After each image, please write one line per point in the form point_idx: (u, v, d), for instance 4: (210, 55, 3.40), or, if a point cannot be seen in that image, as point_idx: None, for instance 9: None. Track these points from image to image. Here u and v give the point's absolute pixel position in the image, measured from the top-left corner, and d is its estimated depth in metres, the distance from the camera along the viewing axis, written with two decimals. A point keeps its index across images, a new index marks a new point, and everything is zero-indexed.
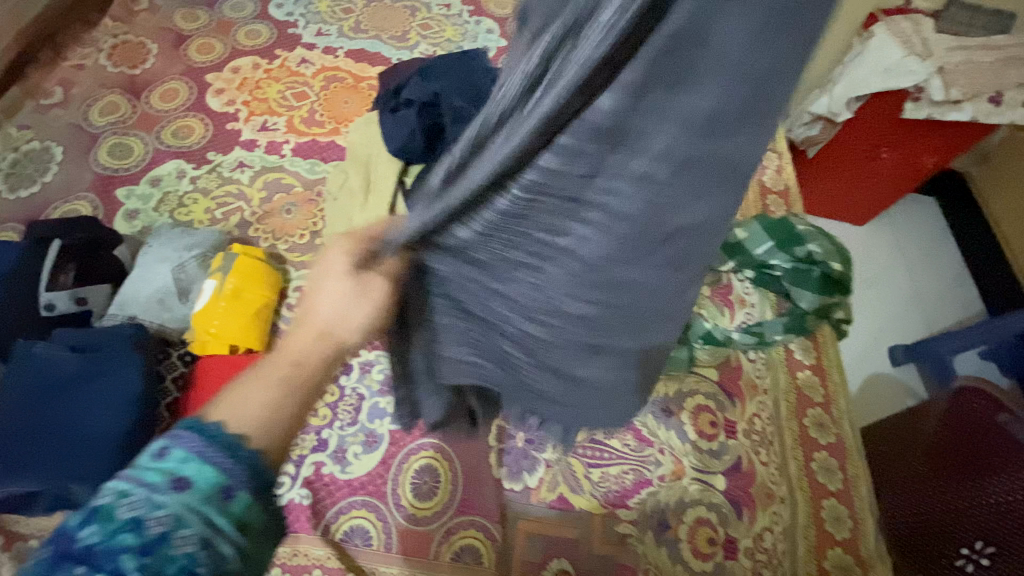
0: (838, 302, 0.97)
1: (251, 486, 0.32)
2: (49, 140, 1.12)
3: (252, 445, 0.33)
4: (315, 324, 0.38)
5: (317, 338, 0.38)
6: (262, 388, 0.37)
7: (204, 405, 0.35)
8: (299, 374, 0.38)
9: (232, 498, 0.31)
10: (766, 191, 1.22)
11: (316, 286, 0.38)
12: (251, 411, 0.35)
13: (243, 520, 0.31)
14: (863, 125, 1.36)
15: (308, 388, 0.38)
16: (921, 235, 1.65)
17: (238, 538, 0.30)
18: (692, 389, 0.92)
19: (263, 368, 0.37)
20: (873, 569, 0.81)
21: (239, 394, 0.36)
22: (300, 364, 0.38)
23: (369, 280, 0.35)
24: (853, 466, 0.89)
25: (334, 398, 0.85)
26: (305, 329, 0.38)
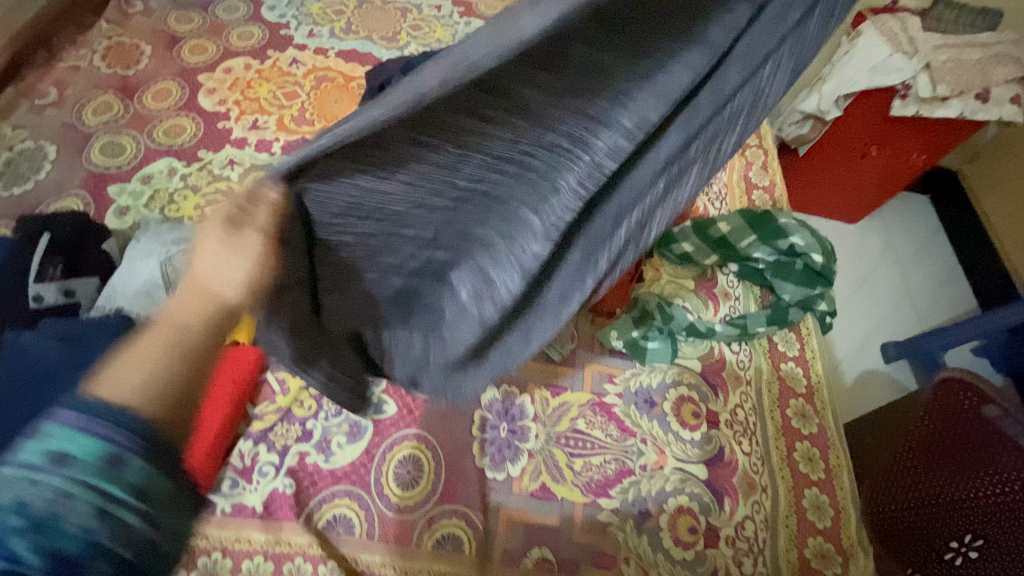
0: (820, 293, 1.00)
1: (144, 453, 0.33)
2: (43, 139, 1.14)
3: (138, 413, 0.33)
4: (195, 285, 0.41)
5: (199, 297, 0.41)
6: (146, 351, 0.37)
7: (88, 378, 0.35)
8: (185, 337, 0.38)
9: (124, 465, 0.32)
10: (751, 186, 1.23)
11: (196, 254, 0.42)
12: (133, 377, 0.35)
13: (139, 488, 0.32)
14: (853, 122, 1.38)
15: (197, 347, 0.39)
16: (912, 232, 1.67)
17: (137, 504, 0.32)
18: (675, 380, 0.92)
19: (147, 335, 0.38)
20: (853, 557, 0.81)
21: (131, 352, 0.37)
22: (183, 329, 0.39)
23: (241, 239, 0.42)
24: (834, 456, 0.90)
25: (319, 389, 0.86)
26: (187, 292, 0.41)
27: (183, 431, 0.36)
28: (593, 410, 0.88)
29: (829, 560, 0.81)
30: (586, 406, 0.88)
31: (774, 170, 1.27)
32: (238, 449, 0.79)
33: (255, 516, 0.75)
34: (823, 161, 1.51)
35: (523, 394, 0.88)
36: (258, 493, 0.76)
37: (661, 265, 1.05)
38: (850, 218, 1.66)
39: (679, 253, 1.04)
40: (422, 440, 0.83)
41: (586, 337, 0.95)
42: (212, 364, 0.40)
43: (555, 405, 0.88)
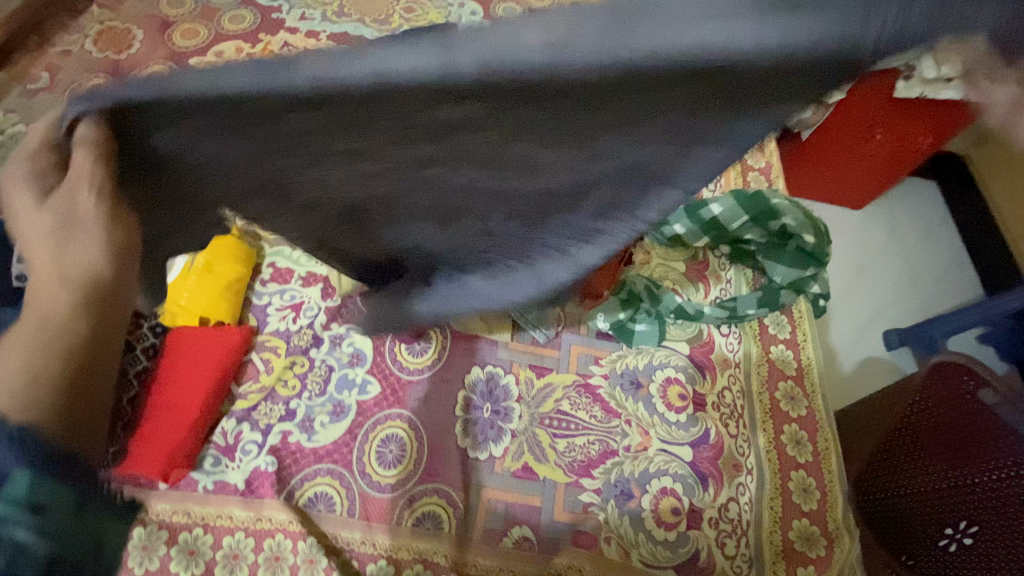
0: (813, 275, 0.98)
1: (29, 464, 0.29)
2: (35, 123, 1.15)
3: (12, 421, 0.30)
4: (37, 262, 0.33)
5: (56, 275, 0.33)
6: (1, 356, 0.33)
7: None
8: (44, 326, 0.33)
9: (6, 481, 0.28)
10: (748, 168, 1.19)
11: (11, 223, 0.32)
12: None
13: (29, 502, 0.29)
14: (859, 103, 1.33)
15: (65, 330, 0.33)
16: (918, 217, 1.63)
17: (31, 524, 0.29)
18: (662, 362, 0.91)
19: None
20: (840, 541, 0.80)
21: None
22: (42, 316, 0.33)
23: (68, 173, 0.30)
24: (825, 440, 0.89)
25: (303, 368, 0.86)
26: (34, 270, 0.33)
27: (82, 426, 0.32)
28: (577, 392, 0.87)
29: (813, 541, 0.81)
30: (571, 387, 0.88)
31: (771, 151, 1.22)
32: (220, 428, 0.80)
33: (237, 493, 0.75)
34: (826, 145, 1.46)
35: (507, 375, 0.88)
36: (241, 470, 0.77)
37: (651, 248, 1.03)
38: (854, 204, 1.61)
39: (670, 235, 1.02)
40: (405, 420, 0.83)
41: (572, 320, 0.93)
42: (101, 343, 0.35)
43: (541, 386, 0.87)
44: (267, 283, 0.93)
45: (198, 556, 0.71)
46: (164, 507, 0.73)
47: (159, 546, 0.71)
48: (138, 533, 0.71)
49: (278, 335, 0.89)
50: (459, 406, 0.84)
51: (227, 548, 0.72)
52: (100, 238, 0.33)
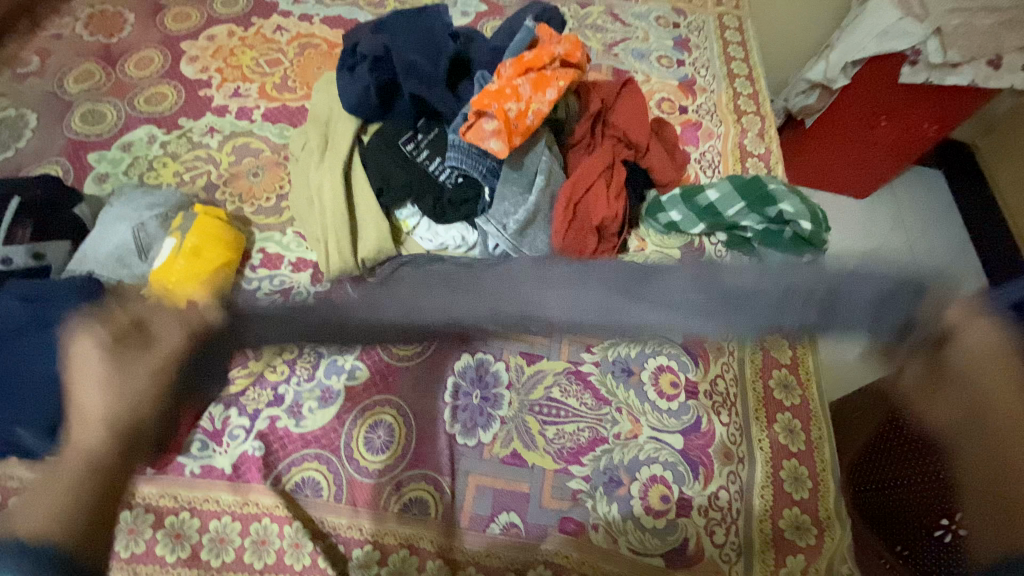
0: (810, 262, 0.96)
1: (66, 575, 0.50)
2: (25, 108, 1.14)
3: (56, 544, 0.50)
4: (93, 415, 0.60)
5: (96, 424, 0.59)
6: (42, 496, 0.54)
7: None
8: (90, 458, 0.58)
9: None
10: (747, 154, 1.16)
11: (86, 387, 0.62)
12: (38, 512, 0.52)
13: None
14: (862, 89, 1.32)
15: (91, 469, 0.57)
16: (922, 209, 1.61)
17: None
18: (655, 351, 0.88)
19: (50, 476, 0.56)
20: (830, 529, 0.79)
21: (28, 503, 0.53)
22: (86, 450, 0.58)
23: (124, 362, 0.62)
24: (816, 428, 0.88)
25: (292, 355, 0.85)
26: (88, 423, 0.59)
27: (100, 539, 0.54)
28: (568, 379, 0.86)
29: (804, 530, 0.80)
30: (562, 374, 0.87)
31: (770, 138, 1.20)
32: (208, 413, 0.79)
33: (224, 477, 0.75)
34: (828, 133, 1.45)
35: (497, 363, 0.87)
36: (228, 455, 0.77)
37: (646, 235, 1.02)
38: (856, 193, 1.59)
39: (665, 222, 1.01)
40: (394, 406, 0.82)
41: None
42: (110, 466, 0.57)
43: (531, 372, 0.87)
44: (257, 269, 0.93)
45: (184, 540, 0.72)
46: (151, 490, 0.74)
47: (146, 529, 0.72)
48: (126, 516, 0.72)
49: None
50: (447, 392, 0.83)
51: (213, 532, 0.72)
52: (150, 376, 0.64)
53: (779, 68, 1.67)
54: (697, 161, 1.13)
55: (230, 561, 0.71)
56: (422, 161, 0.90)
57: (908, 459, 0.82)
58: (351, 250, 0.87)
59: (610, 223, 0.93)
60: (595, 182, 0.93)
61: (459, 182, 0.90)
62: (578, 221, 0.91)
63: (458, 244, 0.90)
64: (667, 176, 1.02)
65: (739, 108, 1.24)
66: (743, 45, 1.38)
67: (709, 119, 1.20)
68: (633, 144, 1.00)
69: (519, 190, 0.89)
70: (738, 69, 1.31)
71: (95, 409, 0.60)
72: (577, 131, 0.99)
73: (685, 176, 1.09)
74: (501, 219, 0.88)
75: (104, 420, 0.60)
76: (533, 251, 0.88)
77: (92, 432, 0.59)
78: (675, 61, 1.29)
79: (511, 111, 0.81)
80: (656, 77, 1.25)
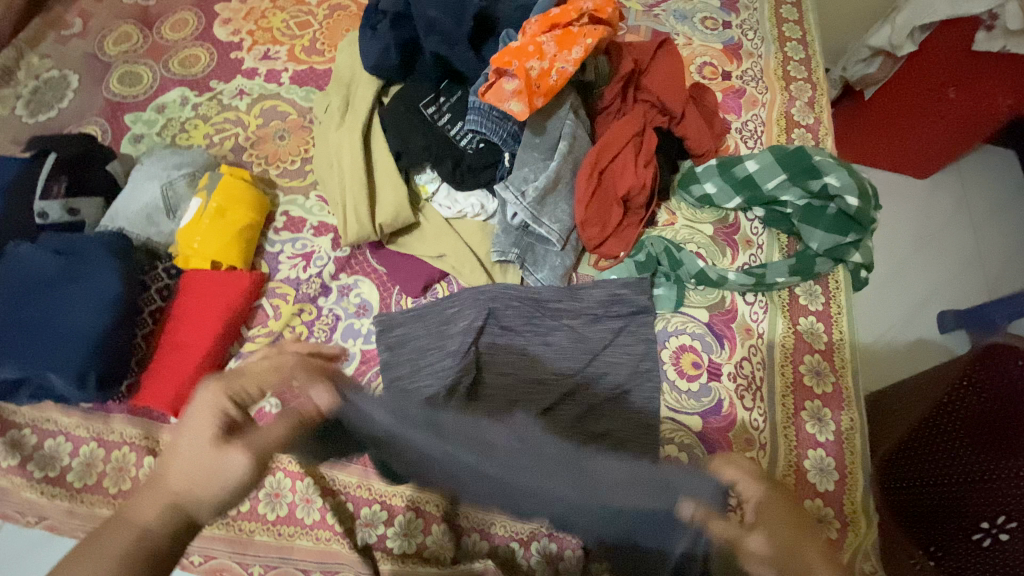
0: (854, 241, 0.89)
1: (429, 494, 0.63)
2: (68, 70, 1.17)
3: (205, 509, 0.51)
4: (248, 444, 0.55)
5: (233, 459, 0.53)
6: (210, 458, 0.53)
7: (177, 480, 0.51)
8: (232, 466, 0.53)
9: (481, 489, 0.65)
10: (793, 124, 1.07)
11: (202, 440, 0.54)
12: (197, 470, 0.52)
13: None
14: (935, 54, 1.19)
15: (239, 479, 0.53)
16: (993, 191, 1.47)
17: None
18: (678, 328, 0.85)
19: (193, 453, 0.52)
20: (854, 525, 0.75)
21: (199, 466, 0.52)
22: (215, 472, 0.52)
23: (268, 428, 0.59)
24: (847, 418, 0.82)
25: (311, 316, 0.87)
26: (212, 454, 0.53)
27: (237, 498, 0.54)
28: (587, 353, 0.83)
29: (825, 523, 0.75)
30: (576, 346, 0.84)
31: (821, 108, 1.10)
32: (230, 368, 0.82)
33: None
34: (887, 107, 1.34)
35: (508, 337, 0.83)
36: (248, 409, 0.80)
37: (677, 209, 0.97)
38: (919, 172, 1.46)
39: (698, 194, 0.94)
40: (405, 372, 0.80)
41: (583, 279, 0.91)
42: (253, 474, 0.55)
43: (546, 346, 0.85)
44: (280, 231, 0.93)
45: None
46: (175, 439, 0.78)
47: None
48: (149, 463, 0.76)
49: (287, 283, 0.89)
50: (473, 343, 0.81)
51: None
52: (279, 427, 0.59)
53: (840, 32, 1.53)
54: (737, 131, 1.05)
55: (245, 511, 0.75)
56: (443, 125, 0.89)
57: (952, 452, 0.78)
58: (367, 214, 0.87)
59: (636, 194, 0.88)
60: (622, 149, 0.88)
61: (480, 147, 0.89)
62: (603, 190, 0.87)
63: (477, 212, 0.91)
64: (702, 145, 0.96)
65: (789, 74, 1.14)
66: (798, 6, 1.26)
67: (754, 86, 1.11)
68: (668, 110, 0.94)
69: (540, 156, 0.86)
70: (790, 32, 1.21)
71: (182, 474, 0.51)
72: (607, 94, 0.94)
73: (723, 146, 1.03)
74: (520, 186, 0.85)
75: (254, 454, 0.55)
76: (553, 221, 0.86)
77: (153, 503, 0.50)
78: (721, 23, 1.20)
79: (533, 70, 0.78)
80: (698, 40, 1.16)
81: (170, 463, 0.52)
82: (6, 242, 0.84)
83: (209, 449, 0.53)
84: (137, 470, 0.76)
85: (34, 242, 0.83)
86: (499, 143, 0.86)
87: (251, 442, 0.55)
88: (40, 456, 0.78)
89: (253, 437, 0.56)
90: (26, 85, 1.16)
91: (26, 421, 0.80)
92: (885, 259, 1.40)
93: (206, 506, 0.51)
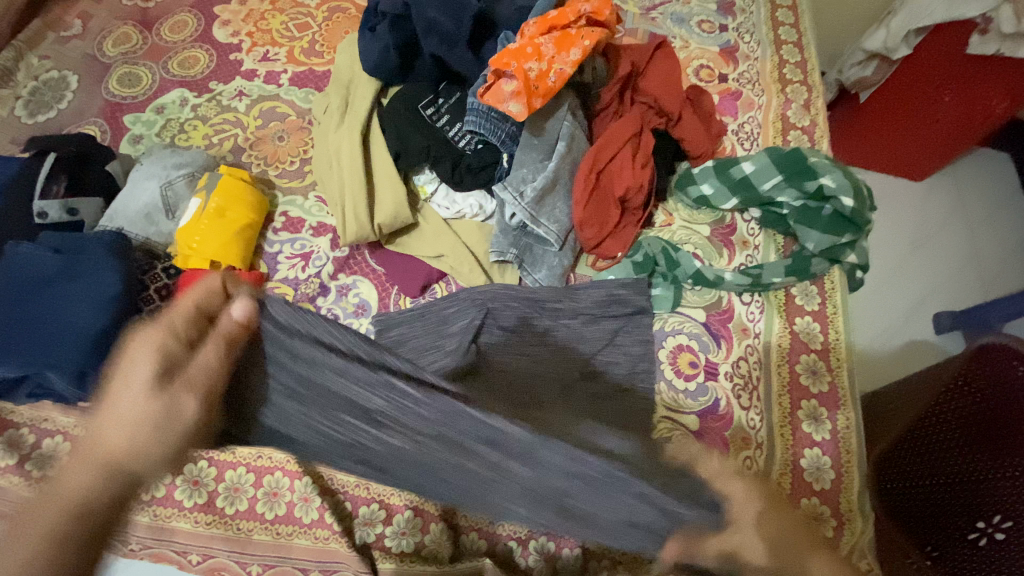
0: (849, 242, 0.90)
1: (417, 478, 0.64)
2: (67, 71, 1.17)
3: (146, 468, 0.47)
4: (186, 383, 0.49)
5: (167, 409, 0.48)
6: (142, 408, 0.47)
7: (104, 446, 0.46)
8: (172, 415, 0.48)
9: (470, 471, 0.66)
10: (789, 126, 1.08)
11: (130, 392, 0.47)
12: (128, 433, 0.46)
13: None
14: (929, 58, 1.20)
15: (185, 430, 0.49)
16: (987, 194, 1.48)
17: None
18: (675, 328, 0.86)
19: (123, 405, 0.47)
20: (851, 523, 0.75)
21: (127, 418, 0.46)
22: (152, 423, 0.47)
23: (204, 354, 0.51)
24: (844, 418, 0.82)
25: None
26: (142, 399, 0.47)
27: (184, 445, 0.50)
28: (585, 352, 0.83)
29: (821, 521, 0.76)
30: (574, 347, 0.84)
31: (817, 110, 1.11)
32: None
33: None
34: (883, 109, 1.34)
35: (506, 337, 0.83)
36: None
37: (674, 210, 0.97)
38: (914, 174, 1.47)
39: (695, 196, 0.95)
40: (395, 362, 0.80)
41: (581, 279, 0.92)
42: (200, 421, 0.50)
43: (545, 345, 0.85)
44: (279, 231, 0.94)
45: (201, 487, 0.76)
46: None
47: None
48: None
49: (286, 283, 0.89)
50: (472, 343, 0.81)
51: (228, 481, 0.76)
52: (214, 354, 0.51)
53: (836, 36, 1.54)
54: (733, 133, 1.06)
55: (243, 510, 0.75)
56: (442, 126, 0.90)
57: (947, 453, 0.79)
58: (366, 214, 0.87)
59: (634, 194, 0.89)
60: (619, 150, 0.89)
61: (479, 148, 0.89)
62: (601, 190, 0.88)
63: (475, 212, 0.91)
64: (699, 146, 0.96)
65: (785, 77, 1.15)
66: (794, 9, 1.27)
67: (750, 89, 1.12)
68: (665, 112, 0.95)
69: (538, 157, 0.87)
70: (786, 35, 1.22)
71: (114, 442, 0.46)
72: (605, 96, 0.95)
73: (719, 147, 1.03)
74: (519, 187, 0.85)
75: (195, 392, 0.50)
76: (551, 222, 0.86)
77: (87, 469, 0.46)
78: (718, 26, 1.21)
79: (532, 71, 0.78)
80: (695, 43, 1.17)
81: (102, 425, 0.47)
82: (4, 241, 0.84)
83: (139, 393, 0.47)
84: None
85: (33, 241, 0.83)
86: (498, 144, 0.87)
87: (189, 381, 0.49)
88: (37, 455, 0.78)
89: (193, 373, 0.50)
90: (25, 85, 1.16)
91: (24, 421, 0.79)
92: (881, 261, 1.41)
93: (148, 465, 0.47)
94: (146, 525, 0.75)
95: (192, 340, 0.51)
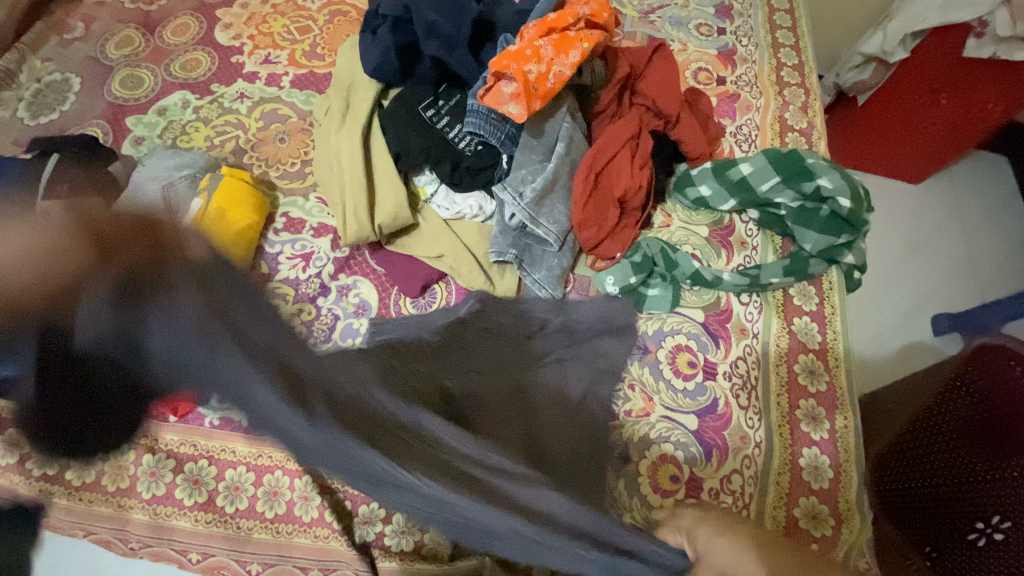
0: (846, 243, 0.90)
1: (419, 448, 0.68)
2: (70, 73, 1.17)
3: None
4: (102, 238, 0.52)
5: (79, 242, 0.51)
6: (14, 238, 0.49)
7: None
8: (59, 247, 0.50)
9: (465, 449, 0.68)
10: (787, 128, 1.09)
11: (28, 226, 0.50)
12: (13, 242, 0.49)
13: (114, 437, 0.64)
14: (926, 61, 1.21)
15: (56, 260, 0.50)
16: (985, 196, 1.49)
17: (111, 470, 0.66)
18: (674, 328, 0.86)
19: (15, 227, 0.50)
20: (848, 522, 0.76)
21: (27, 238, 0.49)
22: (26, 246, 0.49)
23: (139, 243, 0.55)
24: (841, 418, 0.83)
25: (310, 316, 0.87)
26: (41, 226, 0.50)
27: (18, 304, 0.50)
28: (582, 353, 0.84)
29: (819, 520, 0.76)
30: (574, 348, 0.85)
31: (814, 112, 1.12)
32: None
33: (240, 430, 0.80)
34: (881, 112, 1.35)
35: (506, 338, 0.83)
36: None
37: (672, 211, 0.97)
38: (911, 176, 1.48)
39: (693, 197, 0.96)
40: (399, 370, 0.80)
41: (581, 280, 0.92)
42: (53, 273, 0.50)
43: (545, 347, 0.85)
44: (280, 232, 0.94)
45: (201, 486, 0.76)
46: (173, 438, 0.78)
47: (167, 473, 0.77)
48: (148, 460, 0.77)
49: (287, 283, 0.89)
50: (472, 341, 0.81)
51: (228, 480, 0.76)
52: (143, 249, 0.55)
53: (834, 39, 1.55)
54: (731, 135, 1.07)
55: (243, 508, 0.75)
56: (442, 127, 0.90)
57: (945, 452, 0.79)
58: (367, 215, 0.87)
59: (633, 195, 0.89)
60: (618, 152, 0.89)
61: (479, 149, 0.90)
62: (600, 191, 0.88)
63: (475, 213, 0.91)
64: (697, 148, 0.97)
65: (782, 80, 1.16)
66: (791, 13, 1.28)
67: (748, 91, 1.13)
68: (663, 114, 0.96)
69: (537, 158, 0.87)
70: (783, 39, 1.23)
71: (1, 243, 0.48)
72: (603, 98, 0.95)
73: (718, 149, 1.04)
74: (518, 187, 0.86)
75: (94, 244, 0.52)
76: (550, 223, 0.87)
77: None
78: (716, 29, 1.21)
79: (531, 73, 0.79)
80: (693, 46, 1.18)
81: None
82: None
83: (55, 228, 0.50)
84: (136, 468, 0.76)
85: None
86: (497, 145, 0.87)
87: (109, 247, 0.53)
88: None
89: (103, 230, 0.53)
90: (28, 87, 1.16)
91: None
92: (880, 263, 1.41)
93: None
94: (146, 524, 0.75)
95: (119, 239, 0.54)
